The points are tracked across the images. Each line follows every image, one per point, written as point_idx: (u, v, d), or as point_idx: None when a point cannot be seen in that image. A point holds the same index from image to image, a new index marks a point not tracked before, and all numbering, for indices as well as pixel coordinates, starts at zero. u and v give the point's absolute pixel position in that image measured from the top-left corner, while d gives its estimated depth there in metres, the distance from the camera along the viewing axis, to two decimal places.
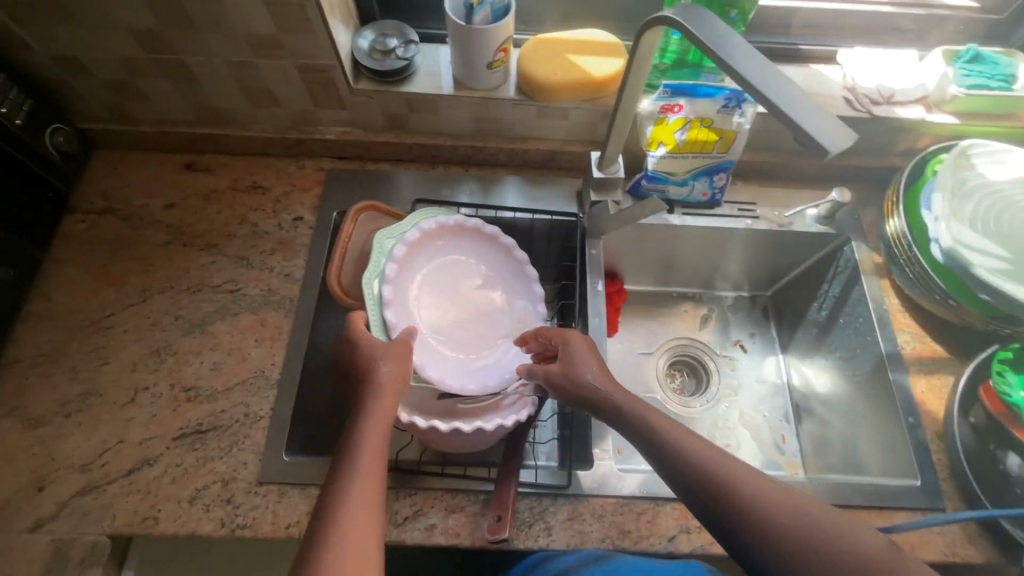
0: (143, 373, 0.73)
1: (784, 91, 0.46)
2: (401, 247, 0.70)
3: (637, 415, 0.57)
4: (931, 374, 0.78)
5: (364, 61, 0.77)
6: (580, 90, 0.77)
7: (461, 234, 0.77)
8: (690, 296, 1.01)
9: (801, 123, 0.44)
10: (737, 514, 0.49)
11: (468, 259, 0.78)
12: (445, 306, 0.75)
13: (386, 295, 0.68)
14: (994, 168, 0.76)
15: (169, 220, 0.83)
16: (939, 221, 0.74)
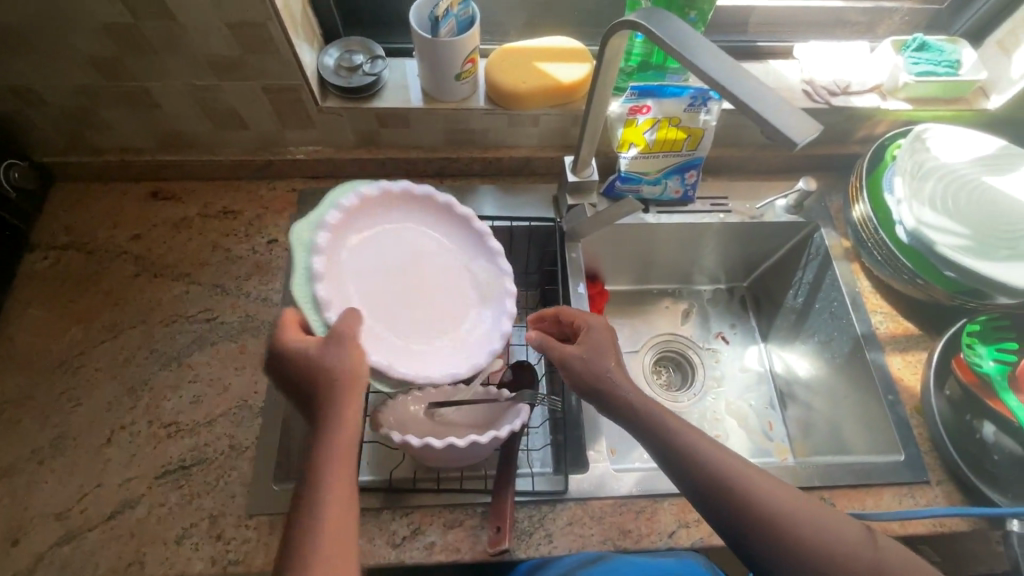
0: (120, 411, 0.70)
1: (750, 87, 0.47)
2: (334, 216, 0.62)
3: (650, 414, 0.56)
4: (906, 352, 0.80)
5: (331, 78, 0.76)
6: (549, 96, 0.78)
7: (410, 202, 0.69)
8: (670, 292, 1.03)
9: (767, 116, 0.45)
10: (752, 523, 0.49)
11: (418, 231, 0.69)
12: (387, 279, 0.66)
13: (317, 268, 0.58)
14: (948, 150, 0.80)
15: (138, 252, 0.81)
16: (901, 204, 0.76)
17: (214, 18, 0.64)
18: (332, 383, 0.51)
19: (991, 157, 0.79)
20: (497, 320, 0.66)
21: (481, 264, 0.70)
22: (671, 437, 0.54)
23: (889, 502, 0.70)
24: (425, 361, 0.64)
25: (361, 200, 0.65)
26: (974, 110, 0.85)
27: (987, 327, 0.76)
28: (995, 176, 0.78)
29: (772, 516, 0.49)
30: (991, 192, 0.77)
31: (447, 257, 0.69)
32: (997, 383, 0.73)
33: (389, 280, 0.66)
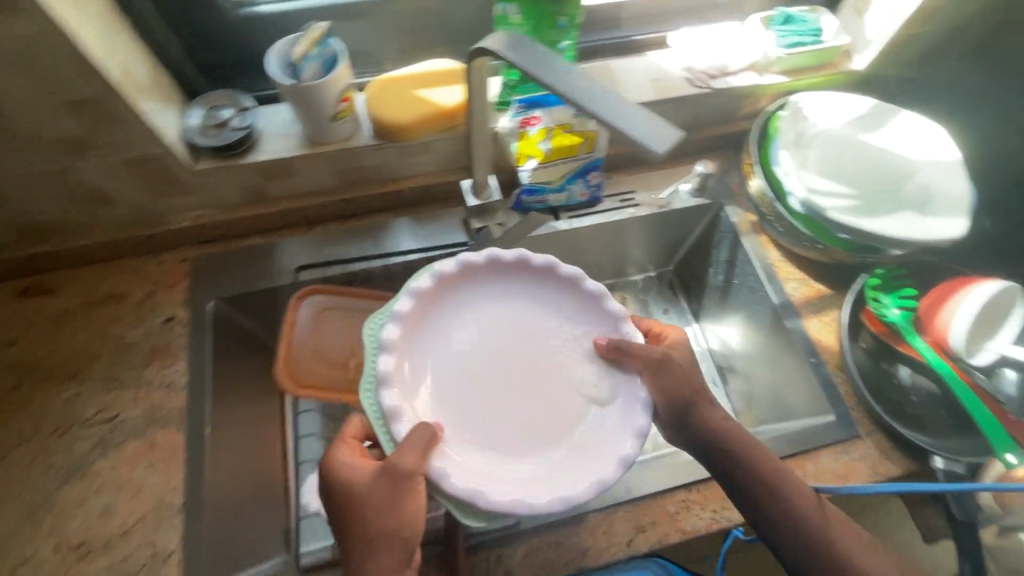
0: (18, 542, 0.63)
1: (609, 102, 0.48)
2: (392, 327, 0.55)
3: (735, 442, 0.59)
4: (822, 313, 0.83)
5: (199, 139, 0.71)
6: (435, 122, 0.75)
7: (521, 274, 0.63)
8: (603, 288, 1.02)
9: (626, 128, 0.46)
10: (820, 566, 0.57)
11: (519, 302, 0.63)
12: (502, 351, 0.61)
13: (382, 372, 0.53)
14: (825, 115, 0.83)
15: (15, 359, 0.73)
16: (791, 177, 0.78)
17: (42, 100, 0.58)
18: (389, 504, 0.52)
19: (864, 117, 0.83)
20: (631, 409, 0.57)
21: (592, 334, 0.61)
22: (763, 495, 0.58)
23: (829, 464, 0.73)
24: (509, 478, 0.54)
25: (439, 282, 0.60)
26: (842, 73, 0.89)
27: (886, 278, 0.81)
28: (869, 134, 0.82)
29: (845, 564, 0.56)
30: (868, 150, 0.81)
31: (571, 336, 0.61)
32: (902, 329, 0.78)
33: (486, 369, 0.60)
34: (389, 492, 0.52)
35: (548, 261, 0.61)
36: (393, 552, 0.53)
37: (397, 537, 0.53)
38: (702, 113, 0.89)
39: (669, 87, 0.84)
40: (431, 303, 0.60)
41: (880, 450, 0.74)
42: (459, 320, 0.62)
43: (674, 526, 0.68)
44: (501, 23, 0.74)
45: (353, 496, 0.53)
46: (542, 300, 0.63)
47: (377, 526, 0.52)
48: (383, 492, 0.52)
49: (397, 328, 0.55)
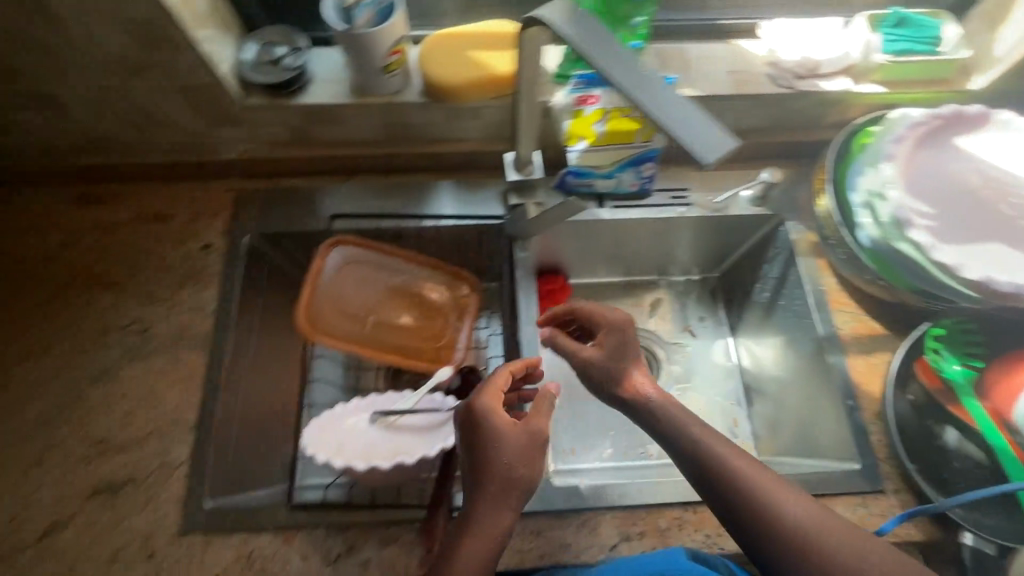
0: (49, 429, 0.69)
1: (673, 101, 0.45)
2: (923, 121, 0.70)
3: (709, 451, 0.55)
4: (870, 354, 0.77)
5: (251, 73, 0.71)
6: (488, 87, 0.72)
7: None
8: (637, 285, 1.00)
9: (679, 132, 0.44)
10: (740, 513, 0.52)
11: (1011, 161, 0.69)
12: (967, 181, 0.68)
13: (900, 132, 0.70)
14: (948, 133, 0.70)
15: (64, 261, 0.78)
16: None
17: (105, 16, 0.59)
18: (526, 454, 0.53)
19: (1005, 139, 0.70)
20: None
21: None
22: (693, 446, 0.56)
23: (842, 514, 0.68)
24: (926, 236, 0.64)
25: (959, 115, 0.70)
26: (956, 91, 0.78)
27: (953, 328, 0.73)
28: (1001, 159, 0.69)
29: (777, 514, 0.50)
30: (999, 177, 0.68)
31: None
32: (959, 387, 0.70)
33: (984, 195, 0.67)
34: (528, 438, 0.54)
35: None
36: (508, 507, 0.52)
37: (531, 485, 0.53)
38: (780, 115, 0.81)
39: (749, 82, 0.76)
40: (961, 129, 0.70)
41: (901, 512, 0.68)
42: (966, 148, 0.69)
43: (662, 541, 0.66)
44: None
45: (529, 432, 0.54)
46: None
47: (522, 471, 0.52)
48: (534, 434, 0.54)
49: (909, 130, 0.69)
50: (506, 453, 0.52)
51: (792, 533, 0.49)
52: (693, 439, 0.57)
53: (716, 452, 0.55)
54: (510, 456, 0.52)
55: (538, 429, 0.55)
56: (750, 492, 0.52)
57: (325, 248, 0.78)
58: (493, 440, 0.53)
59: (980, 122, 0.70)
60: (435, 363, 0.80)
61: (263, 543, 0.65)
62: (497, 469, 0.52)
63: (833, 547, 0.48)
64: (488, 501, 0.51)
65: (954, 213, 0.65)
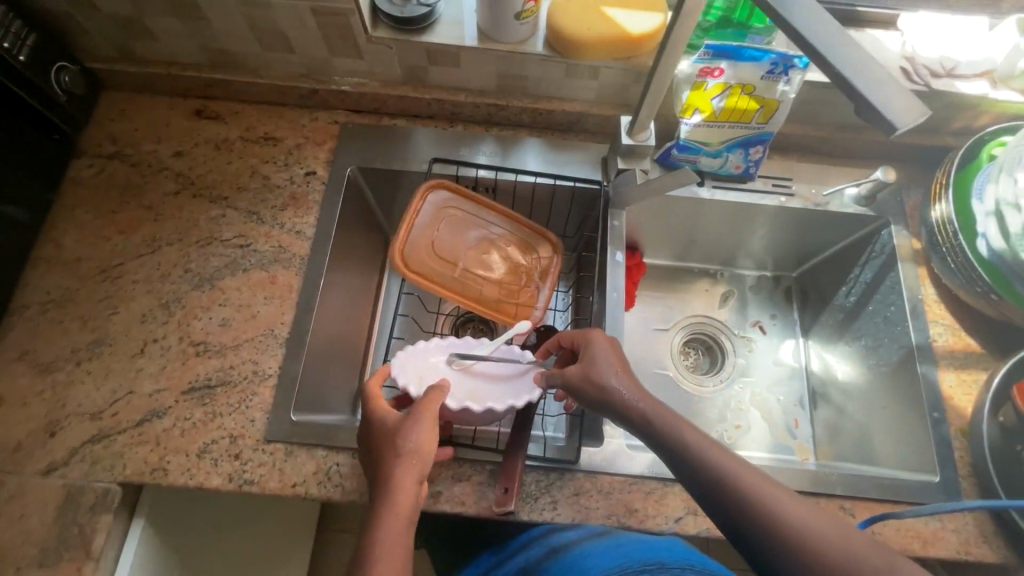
0: (153, 324, 0.73)
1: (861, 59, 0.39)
2: None
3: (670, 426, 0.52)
4: (962, 370, 0.74)
5: (384, 6, 0.72)
6: (615, 47, 0.71)
7: None
8: (706, 273, 0.98)
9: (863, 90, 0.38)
10: (743, 516, 0.46)
11: None
12: None
13: None
14: None
15: (179, 169, 0.81)
16: (990, 217, 0.69)
17: None
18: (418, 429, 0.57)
19: None
20: None
21: None
22: (686, 448, 0.50)
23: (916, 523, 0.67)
24: None
25: None
26: None
27: None
28: None
29: (779, 515, 0.44)
30: None
31: None
32: None
33: None
34: (411, 420, 0.57)
35: None
36: (413, 477, 0.54)
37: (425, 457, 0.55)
38: None
39: None
40: None
41: (978, 530, 0.67)
42: None
43: None
44: None
45: (385, 428, 0.57)
46: None
47: (405, 444, 0.55)
48: (424, 418, 0.57)
49: None
50: (415, 435, 0.56)
51: (784, 526, 0.44)
52: (682, 440, 0.51)
53: (709, 455, 0.49)
54: (393, 437, 0.56)
55: (427, 412, 0.58)
56: (753, 495, 0.46)
57: (425, 189, 0.80)
58: (382, 424, 0.58)
59: None
60: (510, 321, 0.78)
61: (341, 461, 0.67)
62: (396, 452, 0.55)
63: (847, 547, 0.42)
64: (394, 470, 0.54)
65: None
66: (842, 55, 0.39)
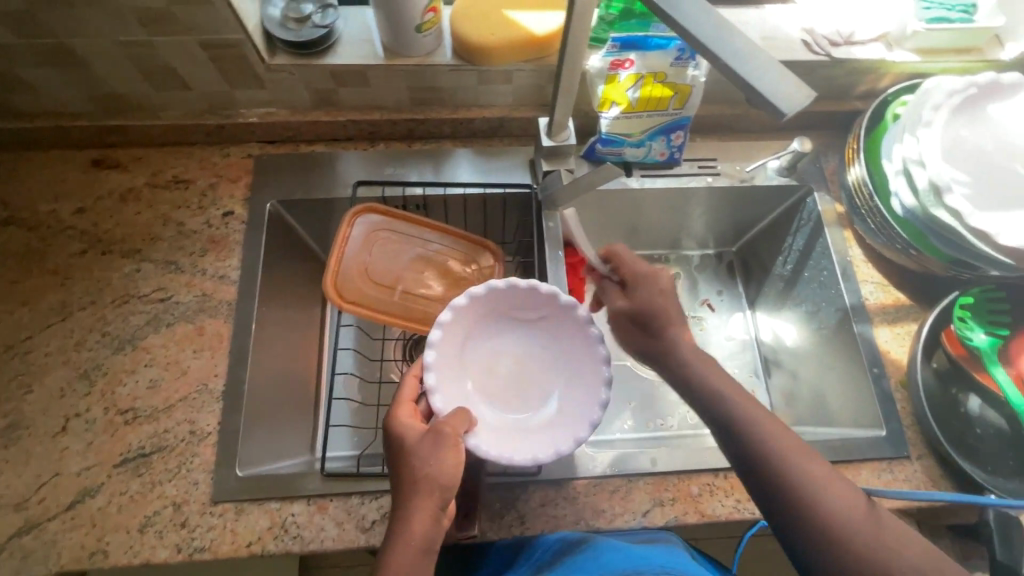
0: (73, 397, 0.67)
1: (745, 49, 0.40)
2: (958, 87, 0.69)
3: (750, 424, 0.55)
4: (895, 324, 0.77)
5: (277, 31, 0.69)
6: (522, 49, 0.70)
7: None
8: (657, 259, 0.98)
9: (751, 80, 0.39)
10: (796, 516, 0.49)
11: None
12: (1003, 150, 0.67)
13: (939, 100, 0.68)
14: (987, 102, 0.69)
15: (83, 226, 0.76)
16: (899, 175, 0.70)
17: None
18: (435, 451, 0.53)
19: None
20: None
21: None
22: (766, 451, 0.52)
23: (868, 479, 0.69)
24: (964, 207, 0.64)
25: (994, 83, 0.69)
26: (986, 61, 0.78)
27: (981, 300, 0.72)
28: None
29: (829, 514, 0.48)
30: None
31: None
32: (986, 357, 0.72)
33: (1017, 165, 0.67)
34: (435, 443, 0.54)
35: None
36: (432, 505, 0.51)
37: (445, 488, 0.52)
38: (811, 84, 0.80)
39: (781, 48, 0.75)
40: (995, 96, 0.69)
41: (927, 476, 0.69)
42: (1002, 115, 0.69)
43: (694, 506, 0.67)
44: None
45: (406, 448, 0.54)
46: None
47: (427, 467, 0.52)
48: (446, 445, 0.54)
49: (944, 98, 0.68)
50: (438, 461, 0.53)
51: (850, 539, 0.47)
52: (761, 439, 0.53)
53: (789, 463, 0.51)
54: (416, 457, 0.53)
55: (450, 435, 0.55)
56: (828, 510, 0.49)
57: (350, 217, 0.77)
58: (403, 443, 0.55)
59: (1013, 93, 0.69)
60: None
61: (296, 510, 0.64)
62: (417, 475, 0.52)
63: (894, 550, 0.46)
64: (410, 497, 0.52)
65: (989, 179, 0.65)
66: (729, 48, 0.40)
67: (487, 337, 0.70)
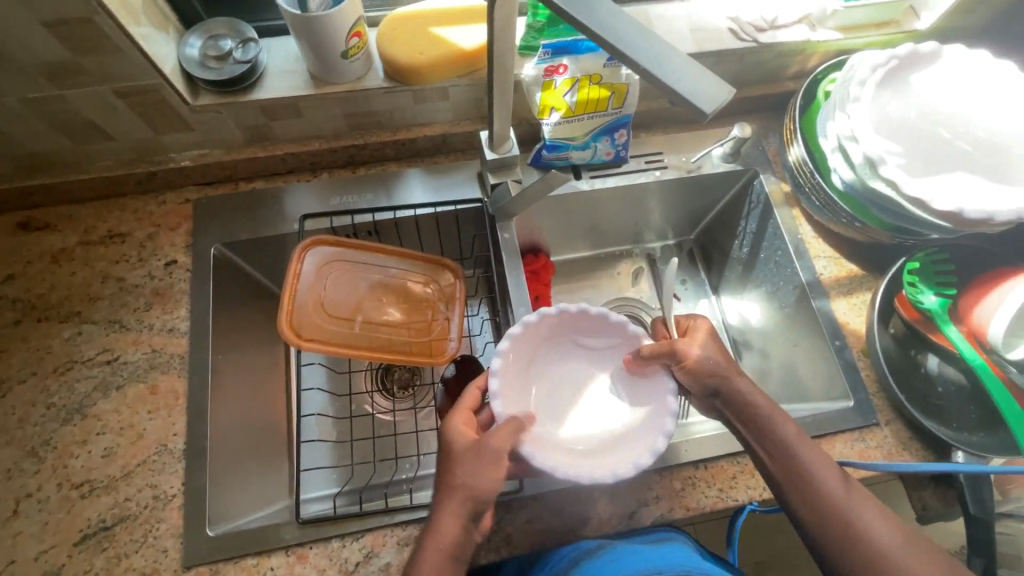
0: (22, 478, 0.64)
1: (660, 51, 0.41)
2: (878, 61, 0.71)
3: (792, 463, 0.58)
4: (851, 295, 0.79)
5: (197, 71, 0.66)
6: (454, 65, 0.69)
7: (985, 74, 0.71)
8: (615, 256, 0.99)
9: (668, 81, 0.40)
10: (843, 551, 0.54)
11: (970, 97, 0.70)
12: (929, 118, 0.69)
13: (863, 76, 0.70)
14: (907, 72, 0.72)
15: (14, 293, 0.72)
16: (836, 153, 0.71)
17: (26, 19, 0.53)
18: (477, 463, 0.54)
19: (955, 76, 0.71)
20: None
21: None
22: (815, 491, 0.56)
23: (842, 450, 0.71)
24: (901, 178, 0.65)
25: (912, 53, 0.71)
26: (905, 32, 0.80)
27: (927, 262, 0.75)
28: (956, 95, 0.70)
29: (864, 527, 0.54)
30: (954, 113, 0.70)
31: (1008, 129, 0.68)
32: (939, 318, 0.73)
33: (943, 130, 0.69)
34: (476, 456, 0.55)
35: None
36: (456, 513, 0.53)
37: (475, 499, 0.53)
38: (743, 70, 0.82)
39: (710, 38, 0.77)
40: (914, 66, 0.72)
41: (898, 439, 0.71)
42: (923, 84, 0.71)
43: (679, 501, 0.67)
44: None
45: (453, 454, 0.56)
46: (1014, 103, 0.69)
47: (463, 477, 0.54)
48: (489, 460, 0.54)
49: (868, 73, 0.70)
50: (476, 473, 0.54)
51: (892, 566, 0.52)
52: (810, 480, 0.57)
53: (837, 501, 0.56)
54: (455, 465, 0.55)
55: (495, 450, 0.55)
56: (870, 544, 0.53)
57: (299, 253, 0.73)
58: (451, 448, 0.57)
59: (931, 61, 0.72)
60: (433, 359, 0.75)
61: (275, 564, 0.62)
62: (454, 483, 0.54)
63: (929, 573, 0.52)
64: (444, 499, 0.54)
65: (918, 148, 0.68)
66: (646, 54, 0.40)
67: (555, 352, 0.70)
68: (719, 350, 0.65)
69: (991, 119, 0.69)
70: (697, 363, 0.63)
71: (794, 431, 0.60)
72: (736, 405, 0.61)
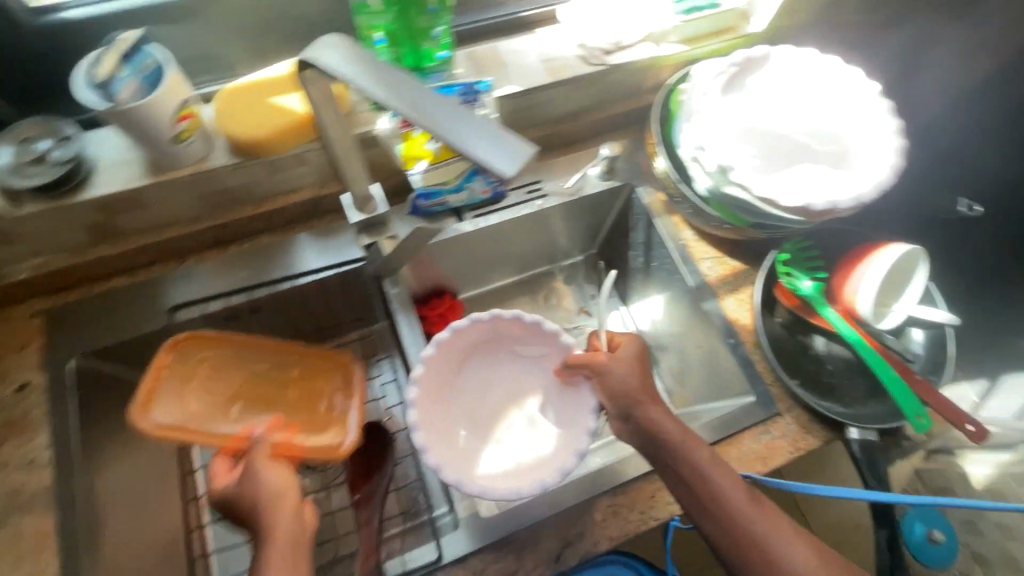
0: None
1: (468, 121, 0.41)
2: (715, 70, 0.74)
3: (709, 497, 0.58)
4: (738, 291, 0.81)
5: (12, 180, 0.60)
6: (302, 132, 0.67)
7: (814, 69, 0.75)
8: (521, 285, 1.00)
9: (476, 149, 0.40)
10: None
11: (804, 93, 0.74)
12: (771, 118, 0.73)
13: (704, 87, 0.73)
14: (744, 77, 0.75)
15: None
16: (694, 163, 0.74)
17: None
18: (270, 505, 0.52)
19: (788, 74, 0.75)
20: (868, 176, 0.68)
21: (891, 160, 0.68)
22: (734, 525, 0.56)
23: (750, 446, 0.73)
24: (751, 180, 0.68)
25: (746, 59, 0.75)
26: (742, 36, 0.85)
27: (796, 250, 0.79)
28: (791, 92, 0.75)
29: (776, 553, 0.54)
30: (792, 110, 0.74)
31: (841, 118, 0.73)
32: (814, 301, 0.77)
33: (784, 127, 0.72)
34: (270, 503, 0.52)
35: (862, 78, 0.73)
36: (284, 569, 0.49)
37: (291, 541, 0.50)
38: (602, 91, 0.84)
39: (561, 68, 0.78)
40: (750, 70, 0.76)
41: (799, 425, 0.74)
42: (761, 85, 0.75)
43: (602, 534, 0.66)
44: (362, 11, 0.64)
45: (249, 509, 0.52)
46: (843, 93, 0.74)
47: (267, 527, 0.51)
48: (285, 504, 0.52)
49: (708, 85, 0.73)
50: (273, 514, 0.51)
51: None
52: (728, 513, 0.56)
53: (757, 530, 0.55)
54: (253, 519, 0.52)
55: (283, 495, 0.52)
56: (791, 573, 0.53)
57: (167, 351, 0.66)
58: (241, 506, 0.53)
59: (764, 64, 0.76)
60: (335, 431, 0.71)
61: None
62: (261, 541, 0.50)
63: None
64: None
65: (763, 149, 0.71)
66: (445, 114, 0.41)
67: (474, 369, 0.75)
68: (640, 369, 0.66)
69: (825, 112, 0.73)
70: (620, 390, 0.64)
71: (707, 459, 0.59)
72: (649, 439, 0.61)
